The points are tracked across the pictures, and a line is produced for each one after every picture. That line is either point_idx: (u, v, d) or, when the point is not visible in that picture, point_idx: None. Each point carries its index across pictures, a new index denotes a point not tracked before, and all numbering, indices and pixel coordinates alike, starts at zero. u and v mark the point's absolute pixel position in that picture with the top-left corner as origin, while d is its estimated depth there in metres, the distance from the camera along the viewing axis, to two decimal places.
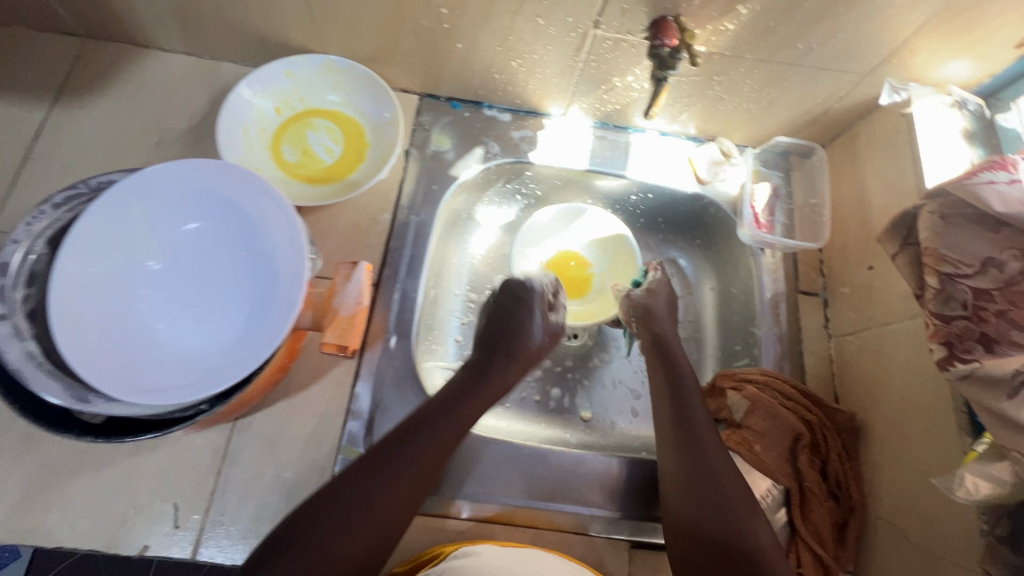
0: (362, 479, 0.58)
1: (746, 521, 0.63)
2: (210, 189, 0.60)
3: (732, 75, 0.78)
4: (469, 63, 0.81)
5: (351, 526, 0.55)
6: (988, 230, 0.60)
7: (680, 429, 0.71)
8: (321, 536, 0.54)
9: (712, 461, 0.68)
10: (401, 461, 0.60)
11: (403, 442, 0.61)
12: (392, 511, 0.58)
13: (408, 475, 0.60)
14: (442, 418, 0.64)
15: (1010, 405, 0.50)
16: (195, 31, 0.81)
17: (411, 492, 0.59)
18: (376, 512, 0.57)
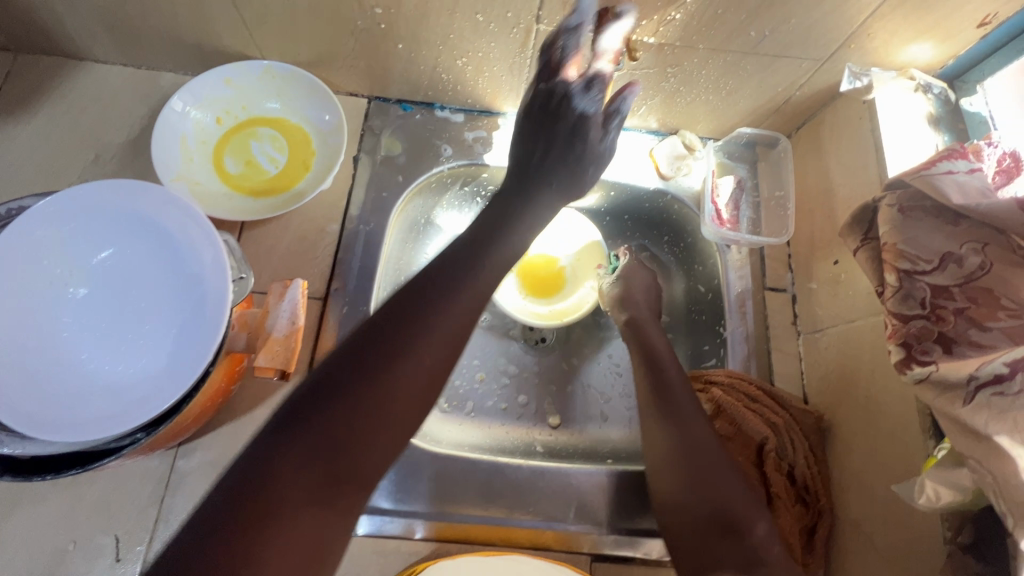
0: (359, 370, 0.43)
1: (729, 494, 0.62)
2: (129, 209, 0.58)
3: (686, 66, 0.74)
4: (414, 63, 0.78)
5: (357, 425, 0.42)
6: (946, 223, 0.57)
7: (673, 424, 0.67)
8: (322, 437, 0.41)
9: (708, 458, 0.64)
10: (407, 345, 0.45)
11: (408, 323, 0.46)
12: (406, 386, 0.44)
13: (419, 355, 0.45)
14: (446, 292, 0.48)
15: (965, 411, 0.47)
16: (125, 41, 0.77)
17: (427, 377, 0.45)
18: (383, 396, 0.43)
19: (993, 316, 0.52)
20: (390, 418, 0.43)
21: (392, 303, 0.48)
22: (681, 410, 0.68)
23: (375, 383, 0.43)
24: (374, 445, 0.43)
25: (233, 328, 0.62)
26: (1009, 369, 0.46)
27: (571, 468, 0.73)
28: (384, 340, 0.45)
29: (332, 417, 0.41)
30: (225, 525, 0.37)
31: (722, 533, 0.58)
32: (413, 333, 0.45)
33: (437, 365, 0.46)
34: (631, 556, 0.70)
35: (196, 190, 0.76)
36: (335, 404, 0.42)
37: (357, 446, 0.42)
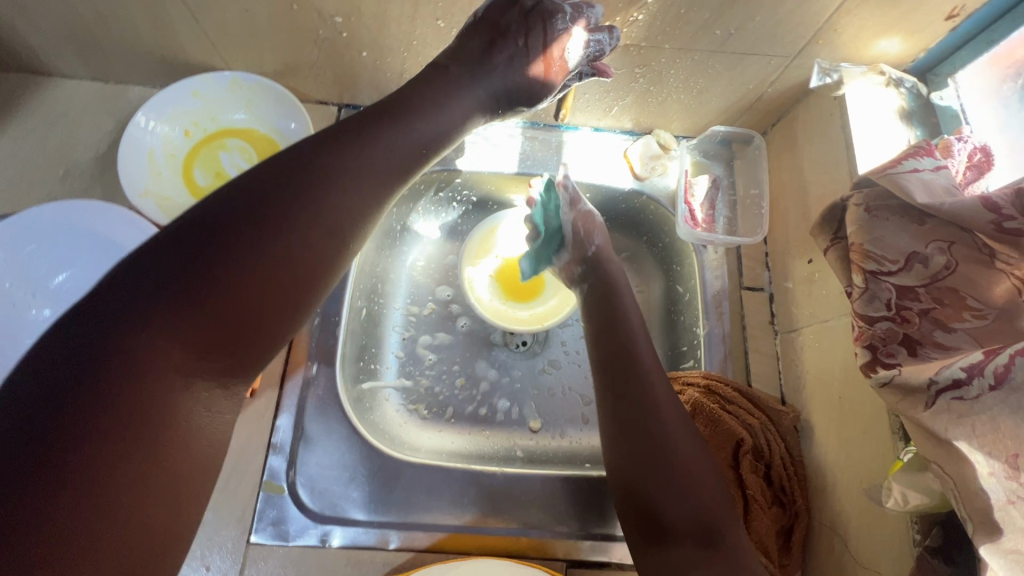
0: (230, 244, 0.43)
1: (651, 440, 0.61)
2: (87, 230, 0.61)
3: (654, 66, 0.73)
4: (380, 70, 0.77)
5: (230, 300, 0.42)
6: (913, 222, 0.55)
7: (633, 391, 0.65)
8: (193, 310, 0.41)
9: (672, 430, 0.62)
10: (286, 218, 0.46)
11: (282, 199, 0.46)
12: (281, 263, 0.45)
13: (293, 231, 0.46)
14: (305, 164, 0.49)
15: (926, 416, 0.46)
16: (90, 55, 0.77)
17: (305, 252, 0.46)
18: (258, 268, 0.44)
19: (959, 317, 0.51)
20: (264, 297, 0.44)
21: (261, 178, 0.47)
22: (646, 380, 0.66)
23: (248, 256, 0.43)
24: (251, 319, 0.44)
25: None
26: (967, 373, 0.44)
27: (546, 474, 0.74)
28: (257, 215, 0.45)
29: (201, 288, 0.41)
30: (89, 397, 0.36)
31: (682, 506, 0.58)
32: (288, 209, 0.46)
33: (316, 244, 0.47)
34: (606, 562, 0.70)
35: (165, 205, 0.76)
36: (207, 275, 0.42)
37: (231, 319, 0.43)
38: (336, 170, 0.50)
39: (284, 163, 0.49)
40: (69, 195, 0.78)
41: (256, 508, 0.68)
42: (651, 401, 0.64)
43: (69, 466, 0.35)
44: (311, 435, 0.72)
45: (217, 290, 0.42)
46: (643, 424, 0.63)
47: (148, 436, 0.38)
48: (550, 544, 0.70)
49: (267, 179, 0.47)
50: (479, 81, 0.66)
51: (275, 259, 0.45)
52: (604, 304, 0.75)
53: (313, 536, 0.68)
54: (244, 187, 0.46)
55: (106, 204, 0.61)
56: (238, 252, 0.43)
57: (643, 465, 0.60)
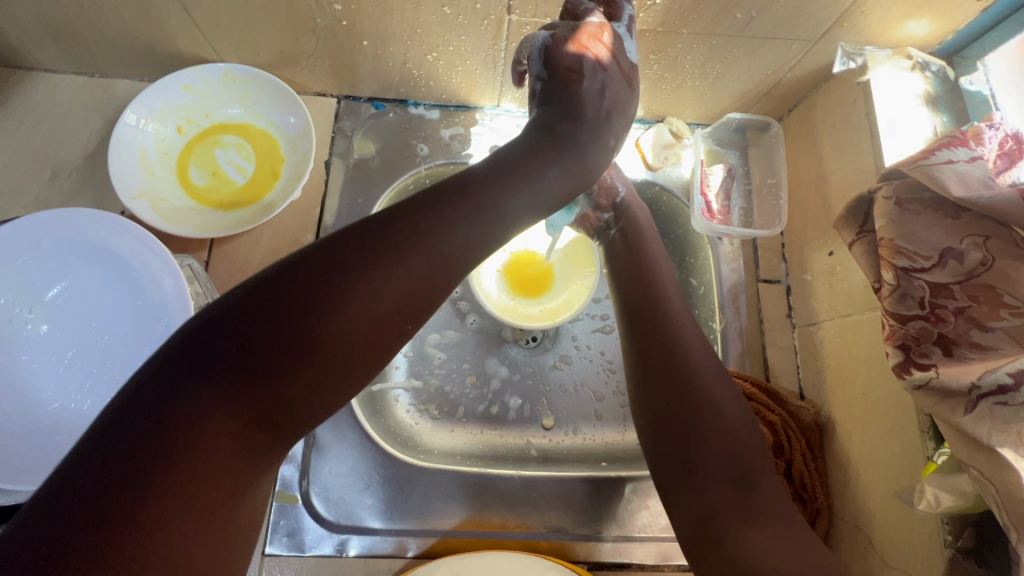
0: (302, 310, 0.37)
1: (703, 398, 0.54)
2: (83, 241, 0.57)
3: (670, 52, 0.69)
4: (382, 60, 0.73)
5: (295, 370, 0.37)
6: (945, 216, 0.53)
7: (662, 340, 0.59)
8: (257, 382, 0.36)
9: (705, 377, 0.55)
10: (371, 285, 0.39)
11: (371, 265, 0.39)
12: (354, 337, 0.38)
13: (376, 301, 0.39)
14: (427, 219, 0.43)
15: (967, 421, 0.46)
16: (72, 48, 0.72)
17: (384, 321, 0.39)
18: (330, 341, 0.37)
19: (996, 316, 0.48)
20: (333, 375, 0.38)
21: (360, 237, 0.40)
22: (677, 330, 0.60)
23: (322, 324, 0.37)
24: (315, 396, 0.38)
25: None
26: (1014, 379, 0.45)
27: (563, 475, 0.73)
28: (339, 280, 0.38)
29: (265, 355, 0.36)
30: (137, 454, 0.32)
31: (715, 455, 0.50)
32: (371, 276, 0.39)
33: (396, 317, 0.40)
34: (627, 562, 0.69)
35: (160, 207, 0.72)
36: (274, 342, 0.36)
37: (294, 394, 0.37)
38: (435, 231, 0.42)
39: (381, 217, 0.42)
40: (59, 198, 0.75)
41: (270, 519, 0.67)
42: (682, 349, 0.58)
43: (107, 529, 0.31)
44: (323, 443, 0.70)
45: (283, 359, 0.36)
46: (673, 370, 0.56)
47: (192, 500, 0.34)
48: (570, 546, 0.70)
49: (361, 232, 0.41)
50: (617, 127, 0.59)
51: (351, 334, 0.38)
52: (637, 273, 0.68)
53: (329, 546, 0.67)
54: (334, 238, 0.40)
55: (99, 210, 0.56)
56: (309, 317, 0.37)
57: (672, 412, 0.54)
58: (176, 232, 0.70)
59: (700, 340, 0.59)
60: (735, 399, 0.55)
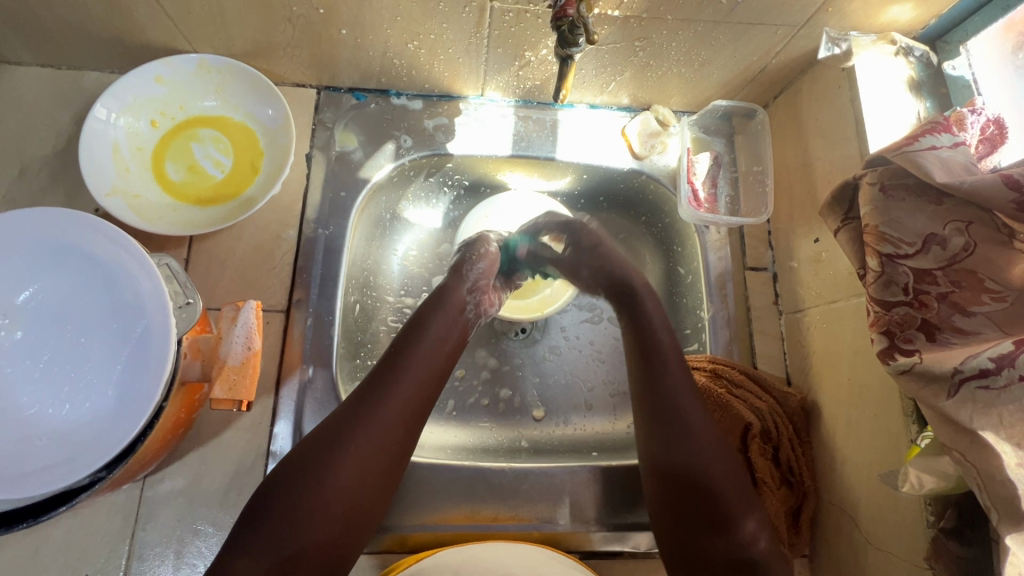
0: (317, 463, 0.52)
1: (697, 441, 0.58)
2: (54, 241, 0.55)
3: (655, 38, 0.68)
4: (362, 49, 0.72)
5: (314, 510, 0.50)
6: (929, 202, 0.53)
7: (657, 400, 0.61)
8: (285, 524, 0.49)
9: (690, 413, 0.60)
10: (360, 432, 0.54)
11: (356, 419, 0.54)
12: (354, 477, 0.53)
13: (366, 445, 0.54)
14: (402, 362, 0.59)
15: (949, 405, 0.47)
16: (36, 38, 0.69)
17: (381, 448, 0.55)
18: (337, 483, 0.52)
19: (978, 300, 0.49)
20: (340, 508, 0.52)
21: (350, 401, 0.56)
22: (670, 385, 0.62)
23: (332, 469, 0.52)
24: (330, 525, 0.51)
25: (186, 357, 0.58)
26: (995, 363, 0.45)
27: (553, 466, 0.73)
28: (340, 433, 0.54)
29: (291, 501, 0.50)
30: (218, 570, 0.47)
31: (710, 511, 0.55)
32: (359, 424, 0.54)
33: (384, 457, 0.55)
34: (619, 550, 0.71)
35: (135, 204, 0.70)
36: (296, 494, 0.50)
37: (313, 524, 0.50)
38: (404, 382, 0.58)
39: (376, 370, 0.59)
40: (28, 196, 0.72)
41: None
42: (676, 407, 0.60)
43: None
44: None
45: (303, 501, 0.50)
46: (668, 430, 0.59)
47: None
48: (562, 536, 0.71)
49: (361, 387, 0.57)
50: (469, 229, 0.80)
51: (353, 472, 0.53)
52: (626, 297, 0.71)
53: None
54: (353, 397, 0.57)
55: (72, 210, 0.54)
56: (327, 457, 0.52)
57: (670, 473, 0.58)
58: (153, 230, 0.68)
59: (684, 374, 0.63)
60: (727, 455, 0.59)
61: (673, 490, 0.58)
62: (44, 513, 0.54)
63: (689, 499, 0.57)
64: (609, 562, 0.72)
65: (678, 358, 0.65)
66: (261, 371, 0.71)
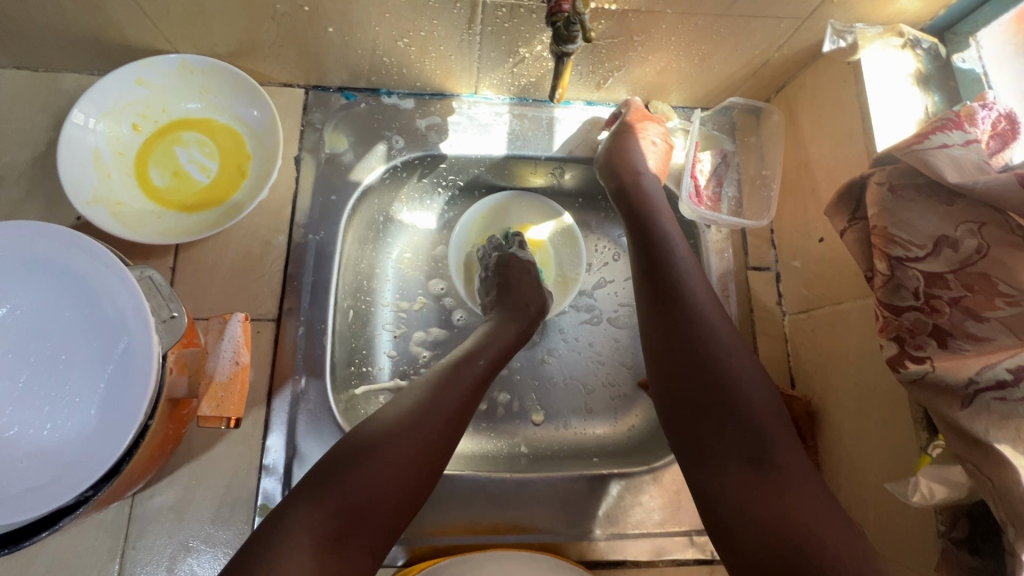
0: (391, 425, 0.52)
1: (723, 368, 0.53)
2: (30, 255, 0.52)
3: (654, 33, 0.65)
4: (350, 47, 0.69)
5: (384, 466, 0.49)
6: (940, 203, 0.51)
7: (676, 313, 0.57)
8: (355, 476, 0.48)
9: (713, 341, 0.55)
10: (435, 404, 0.54)
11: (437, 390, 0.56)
12: (424, 442, 0.51)
13: (442, 413, 0.54)
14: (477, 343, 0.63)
15: (963, 416, 0.45)
16: (9, 40, 0.67)
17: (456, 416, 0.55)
18: (409, 444, 0.51)
19: (992, 305, 0.47)
20: (409, 472, 0.50)
21: (432, 380, 0.57)
22: (693, 301, 0.58)
23: (405, 429, 0.51)
24: (399, 485, 0.49)
25: (171, 373, 0.55)
26: (1013, 375, 0.43)
27: (553, 475, 0.71)
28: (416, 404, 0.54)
29: (361, 458, 0.49)
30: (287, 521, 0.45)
31: (745, 444, 0.49)
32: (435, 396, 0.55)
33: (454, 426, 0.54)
34: (622, 560, 0.70)
35: (118, 212, 0.68)
36: (367, 450, 0.49)
37: (383, 484, 0.48)
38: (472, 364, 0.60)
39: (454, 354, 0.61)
40: (6, 205, 0.70)
41: None
42: (699, 323, 0.56)
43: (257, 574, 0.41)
44: (304, 452, 0.66)
45: (375, 456, 0.49)
46: (681, 342, 0.55)
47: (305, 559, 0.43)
48: (564, 545, 0.69)
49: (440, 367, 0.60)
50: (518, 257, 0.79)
51: (428, 437, 0.52)
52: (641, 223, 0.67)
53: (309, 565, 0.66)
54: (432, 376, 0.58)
55: (49, 224, 0.52)
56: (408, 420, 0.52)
57: (684, 382, 0.54)
58: (137, 239, 0.66)
59: (704, 302, 0.58)
60: (758, 370, 0.53)
61: (684, 402, 0.53)
62: (26, 539, 0.52)
63: (704, 407, 0.52)
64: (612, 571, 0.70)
65: (703, 277, 0.61)
66: (252, 382, 0.69)
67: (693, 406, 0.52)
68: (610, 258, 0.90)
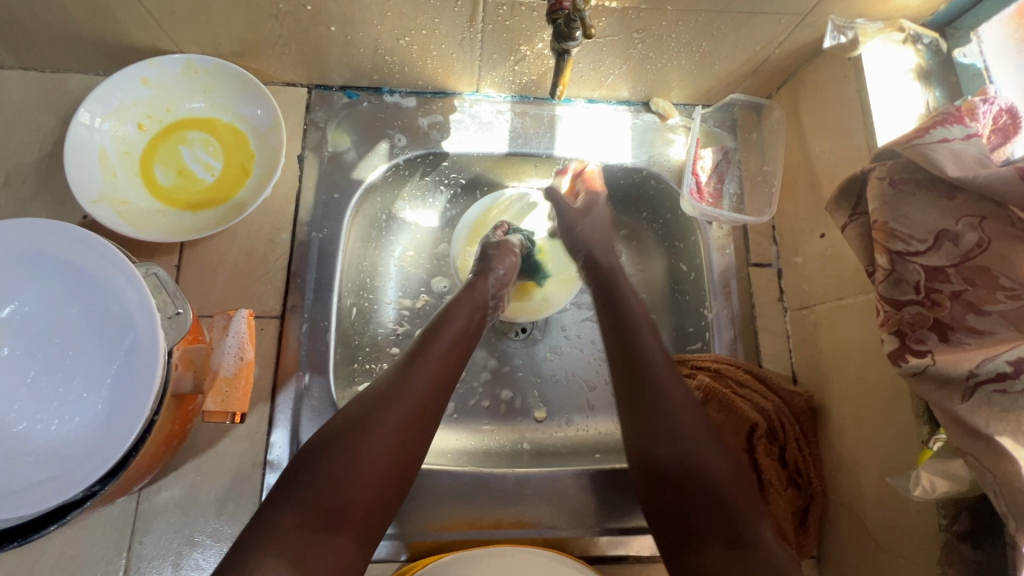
0: (360, 421, 0.52)
1: (692, 448, 0.54)
2: (37, 253, 0.53)
3: (655, 29, 0.66)
4: (352, 46, 0.69)
5: (356, 465, 0.49)
6: (941, 197, 0.51)
7: (635, 381, 0.59)
8: (329, 476, 0.48)
9: (680, 418, 0.56)
10: (401, 394, 0.54)
11: (402, 380, 0.55)
12: (394, 439, 0.52)
13: (407, 407, 0.53)
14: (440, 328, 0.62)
15: (964, 409, 0.46)
16: (17, 41, 0.67)
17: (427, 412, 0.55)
18: (378, 441, 0.51)
19: (993, 299, 0.47)
20: (380, 471, 0.50)
21: (397, 367, 0.57)
22: (649, 369, 0.60)
23: (373, 427, 0.51)
24: (370, 481, 0.50)
25: (177, 369, 0.56)
26: (1013, 367, 0.44)
27: (555, 470, 0.72)
28: (383, 396, 0.54)
29: (332, 457, 0.49)
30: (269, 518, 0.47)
31: (720, 525, 0.49)
32: (401, 388, 0.55)
33: (421, 421, 0.54)
34: (624, 555, 0.70)
35: (124, 210, 0.68)
36: (338, 448, 0.50)
37: (355, 479, 0.49)
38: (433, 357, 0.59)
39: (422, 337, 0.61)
40: (14, 204, 0.70)
41: None
42: (661, 396, 0.58)
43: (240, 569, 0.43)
44: None
45: (346, 456, 0.50)
46: (648, 417, 0.56)
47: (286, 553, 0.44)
48: (566, 541, 0.70)
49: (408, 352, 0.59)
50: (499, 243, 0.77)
51: (395, 429, 0.52)
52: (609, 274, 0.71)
53: None
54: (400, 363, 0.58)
55: (56, 221, 0.53)
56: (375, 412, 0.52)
57: (649, 454, 0.55)
58: (143, 238, 0.66)
59: (672, 377, 0.59)
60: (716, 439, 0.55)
61: (658, 480, 0.53)
62: (36, 531, 0.53)
63: (671, 482, 0.52)
64: (614, 566, 0.71)
65: (659, 344, 0.63)
66: (256, 378, 0.69)
67: (667, 484, 0.53)
68: (612, 256, 0.89)
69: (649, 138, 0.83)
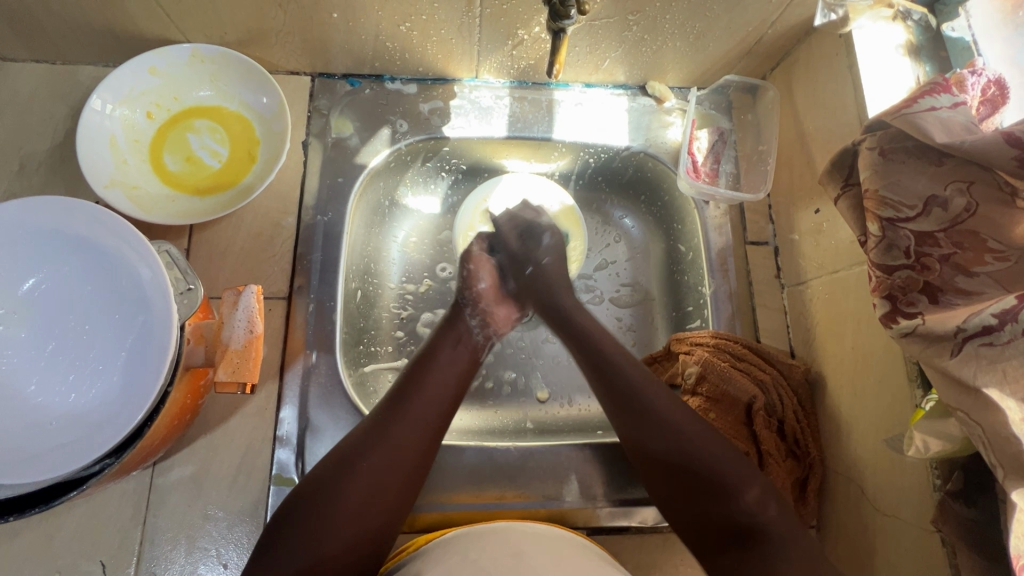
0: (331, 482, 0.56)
1: (677, 437, 0.60)
2: (56, 231, 0.55)
3: (648, 11, 0.67)
4: (354, 33, 0.71)
5: (331, 524, 0.54)
6: (930, 163, 0.52)
7: (623, 407, 0.64)
8: (301, 534, 0.53)
9: (656, 408, 0.63)
10: (383, 446, 0.58)
11: (384, 432, 0.59)
12: (369, 493, 0.56)
13: (381, 463, 0.57)
14: (424, 372, 0.65)
15: (953, 363, 0.47)
16: (31, 34, 0.70)
17: (415, 456, 0.60)
18: (353, 499, 0.55)
19: (981, 261, 0.49)
20: (353, 529, 0.55)
21: (378, 414, 0.61)
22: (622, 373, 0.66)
23: (349, 483, 0.56)
24: (350, 532, 0.55)
25: (189, 343, 0.59)
26: (998, 319, 0.45)
27: (560, 445, 0.74)
28: (358, 454, 0.58)
29: (308, 516, 0.54)
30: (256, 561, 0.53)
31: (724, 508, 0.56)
32: (378, 442, 0.58)
33: (408, 466, 0.59)
34: (626, 526, 0.71)
35: (135, 194, 0.70)
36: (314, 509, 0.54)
37: (332, 530, 0.54)
38: (418, 406, 0.62)
39: (403, 382, 0.64)
40: (26, 191, 0.72)
41: (268, 503, 0.66)
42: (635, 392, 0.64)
43: None
44: (318, 425, 0.69)
45: (319, 518, 0.54)
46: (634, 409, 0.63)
47: None
48: (570, 513, 0.71)
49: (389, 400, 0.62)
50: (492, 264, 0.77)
51: (377, 476, 0.57)
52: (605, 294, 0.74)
53: None
54: (383, 412, 0.61)
55: (73, 200, 0.54)
56: (355, 465, 0.57)
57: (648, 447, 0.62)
58: (151, 221, 0.68)
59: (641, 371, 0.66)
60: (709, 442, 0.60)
61: (662, 465, 0.61)
62: (55, 499, 0.55)
63: (674, 492, 0.60)
64: (617, 537, 0.72)
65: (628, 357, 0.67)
66: (265, 356, 0.71)
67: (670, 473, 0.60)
68: (612, 240, 0.90)
69: (645, 121, 0.84)
